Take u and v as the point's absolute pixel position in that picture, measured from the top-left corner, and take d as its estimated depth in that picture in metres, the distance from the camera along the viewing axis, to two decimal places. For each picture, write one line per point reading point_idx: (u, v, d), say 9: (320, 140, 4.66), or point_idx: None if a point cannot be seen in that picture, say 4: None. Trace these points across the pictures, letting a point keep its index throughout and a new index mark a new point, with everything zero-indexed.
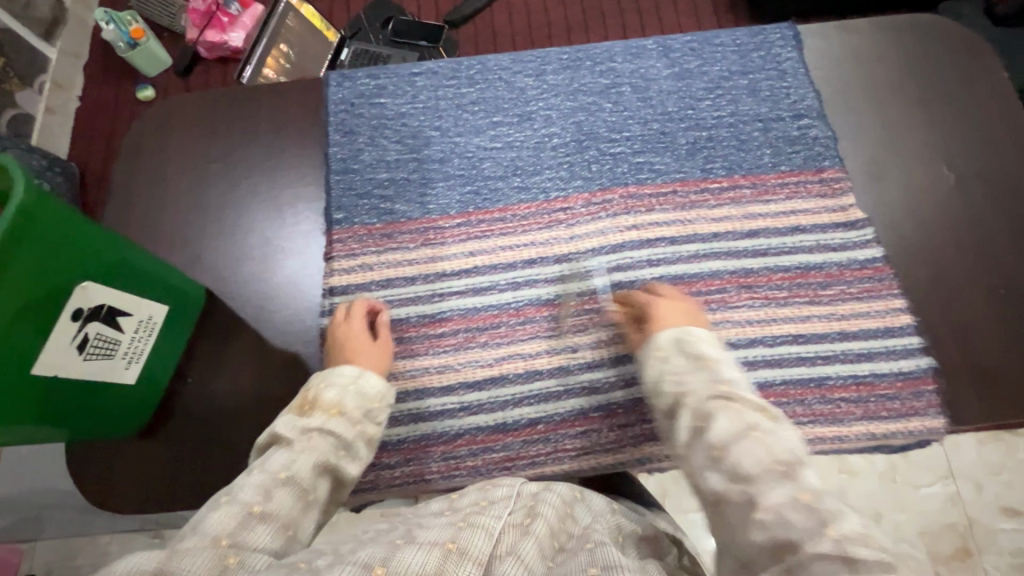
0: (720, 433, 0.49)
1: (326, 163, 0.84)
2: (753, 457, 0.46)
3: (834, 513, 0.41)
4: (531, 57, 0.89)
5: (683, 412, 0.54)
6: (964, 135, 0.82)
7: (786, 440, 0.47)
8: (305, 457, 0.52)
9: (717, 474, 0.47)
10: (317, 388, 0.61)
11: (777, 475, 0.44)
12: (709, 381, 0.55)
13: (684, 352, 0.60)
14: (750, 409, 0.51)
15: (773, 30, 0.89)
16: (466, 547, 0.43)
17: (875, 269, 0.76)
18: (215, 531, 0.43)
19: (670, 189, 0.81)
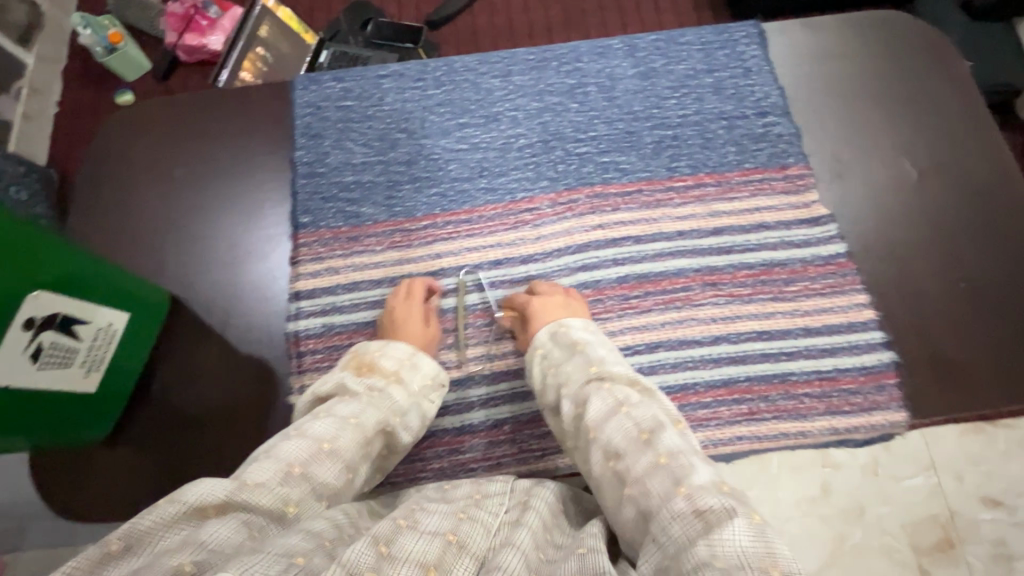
0: (594, 417, 0.55)
1: (292, 166, 0.84)
2: (618, 432, 0.52)
3: (685, 468, 0.47)
4: (497, 58, 0.89)
5: (567, 401, 0.59)
6: (924, 131, 0.83)
7: (647, 411, 0.53)
8: (372, 408, 0.59)
9: (596, 456, 0.53)
10: (374, 355, 0.67)
11: (640, 447, 0.50)
12: (581, 366, 0.61)
13: (560, 343, 0.64)
14: (620, 386, 0.57)
15: (738, 28, 0.90)
16: (465, 541, 0.48)
17: (838, 264, 0.77)
18: (288, 459, 0.50)
19: (636, 189, 0.81)
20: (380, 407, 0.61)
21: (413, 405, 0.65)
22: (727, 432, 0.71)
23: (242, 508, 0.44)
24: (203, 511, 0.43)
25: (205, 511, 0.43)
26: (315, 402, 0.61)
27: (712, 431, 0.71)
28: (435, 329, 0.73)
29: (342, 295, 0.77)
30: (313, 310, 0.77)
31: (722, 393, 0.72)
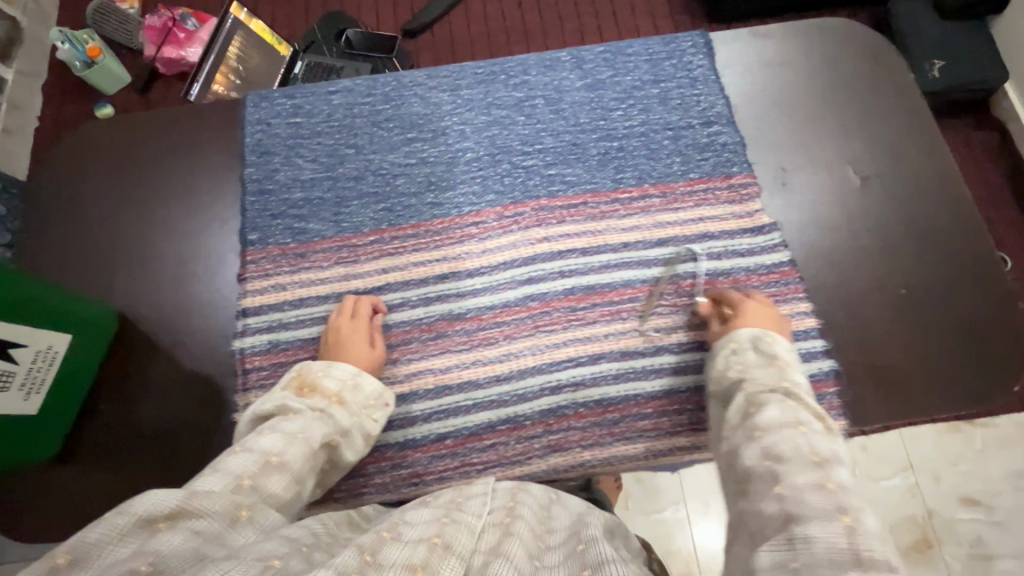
0: (768, 418, 0.53)
1: (242, 183, 0.84)
2: (790, 443, 0.49)
3: (856, 507, 0.43)
4: (446, 72, 0.90)
5: (739, 397, 0.58)
6: (869, 139, 0.83)
7: (832, 443, 0.49)
8: (318, 426, 0.58)
9: (752, 451, 0.50)
10: (317, 375, 0.65)
11: (809, 465, 0.47)
12: (774, 375, 0.59)
13: (758, 349, 0.63)
14: (805, 409, 0.54)
15: (685, 38, 0.90)
16: (450, 542, 0.48)
17: (781, 273, 0.77)
18: (236, 472, 0.49)
19: (582, 201, 0.82)
20: (324, 427, 0.60)
21: (355, 425, 0.64)
22: (668, 443, 0.70)
23: (194, 516, 0.42)
24: (153, 521, 0.40)
25: (155, 521, 0.40)
26: (257, 421, 0.60)
27: (654, 442, 0.70)
28: (380, 350, 0.72)
29: (288, 311, 0.78)
30: (258, 327, 0.77)
31: (664, 403, 0.72)
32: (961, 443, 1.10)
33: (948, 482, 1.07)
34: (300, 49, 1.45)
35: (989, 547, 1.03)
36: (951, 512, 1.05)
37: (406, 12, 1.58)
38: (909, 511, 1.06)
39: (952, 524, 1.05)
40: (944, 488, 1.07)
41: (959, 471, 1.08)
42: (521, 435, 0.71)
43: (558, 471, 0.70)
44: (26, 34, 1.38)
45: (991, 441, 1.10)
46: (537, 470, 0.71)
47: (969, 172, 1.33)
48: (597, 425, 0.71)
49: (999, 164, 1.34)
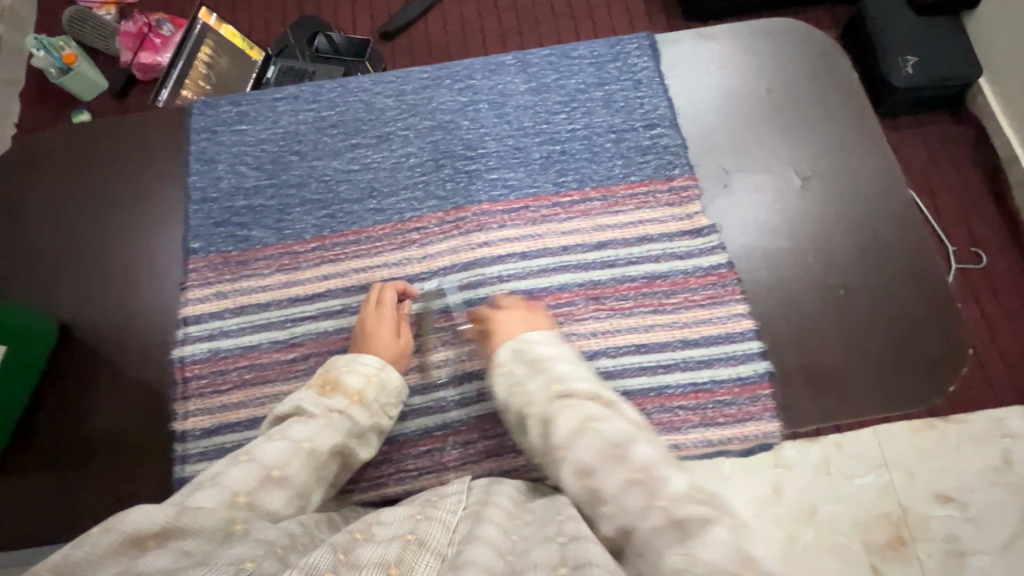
0: (561, 436, 0.53)
1: (187, 191, 0.85)
2: (586, 450, 0.50)
3: (661, 480, 0.46)
4: (391, 78, 0.90)
5: (532, 422, 0.57)
6: (811, 139, 0.83)
7: (617, 422, 0.52)
8: (327, 434, 0.59)
9: (569, 476, 0.50)
10: (340, 371, 0.66)
11: (614, 463, 0.48)
12: (544, 383, 0.59)
13: (522, 359, 0.63)
14: (585, 401, 0.55)
15: (631, 40, 0.90)
16: (424, 538, 0.46)
17: (718, 275, 0.77)
18: (237, 486, 0.50)
19: (523, 205, 0.82)
20: (338, 432, 0.60)
21: (374, 426, 0.65)
22: None
23: (183, 533, 0.44)
24: (142, 539, 0.42)
25: (143, 539, 0.42)
26: (277, 421, 0.62)
27: None
28: (405, 340, 0.72)
29: (228, 319, 0.78)
30: (201, 334, 0.77)
31: None
32: (935, 439, 1.04)
33: (922, 478, 1.02)
34: (273, 52, 1.40)
35: (962, 543, 0.98)
36: (925, 509, 1.00)
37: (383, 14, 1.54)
38: (883, 509, 1.01)
39: (927, 521, 1.00)
40: (918, 483, 1.02)
41: (935, 467, 1.02)
42: (457, 441, 0.72)
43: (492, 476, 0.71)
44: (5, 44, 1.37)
45: (967, 437, 1.05)
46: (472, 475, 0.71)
47: (945, 167, 1.30)
48: None
49: (979, 157, 1.29)
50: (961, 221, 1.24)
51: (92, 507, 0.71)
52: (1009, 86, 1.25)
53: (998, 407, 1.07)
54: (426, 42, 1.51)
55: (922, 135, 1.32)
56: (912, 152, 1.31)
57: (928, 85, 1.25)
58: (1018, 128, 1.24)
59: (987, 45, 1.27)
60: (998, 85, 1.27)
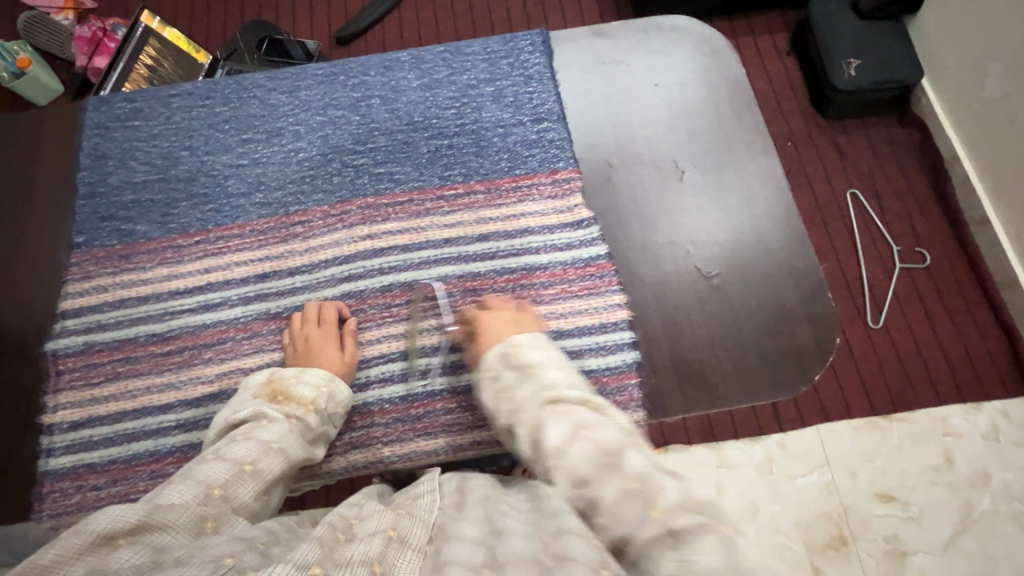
0: (555, 443, 0.49)
1: (76, 187, 0.85)
2: (583, 458, 0.47)
3: (657, 490, 0.44)
4: (286, 74, 0.90)
5: (520, 428, 0.54)
6: (700, 136, 0.84)
7: (608, 431, 0.49)
8: (292, 438, 0.59)
9: (561, 484, 0.47)
10: (289, 382, 0.66)
11: (606, 470, 0.46)
12: (535, 388, 0.56)
13: (509, 365, 0.61)
14: (573, 407, 0.53)
15: (524, 37, 0.91)
16: (405, 535, 0.46)
17: (598, 266, 0.78)
18: (209, 480, 0.49)
19: (407, 198, 0.82)
20: (299, 437, 0.61)
21: (324, 434, 0.65)
22: (467, 437, 0.71)
23: (157, 529, 0.43)
24: (114, 537, 0.41)
25: (115, 538, 0.41)
26: (228, 427, 0.61)
27: (454, 436, 0.71)
28: (352, 355, 0.73)
29: (107, 312, 0.77)
30: (78, 327, 0.77)
31: (466, 398, 0.72)
32: (876, 438, 1.10)
33: (864, 478, 1.06)
34: (221, 56, 1.35)
35: (903, 543, 1.02)
36: (866, 508, 1.04)
37: (340, 20, 1.51)
38: (824, 508, 1.05)
39: (868, 520, 1.04)
40: (860, 484, 1.06)
41: (876, 467, 1.07)
42: None
43: (358, 468, 0.70)
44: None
45: (907, 436, 1.09)
46: (339, 470, 0.70)
47: (889, 168, 1.30)
48: (400, 420, 0.72)
49: (922, 158, 1.30)
50: (904, 222, 1.25)
51: None
52: (951, 87, 1.26)
53: (938, 406, 1.12)
54: (380, 46, 1.49)
55: (867, 137, 1.32)
56: (859, 153, 1.31)
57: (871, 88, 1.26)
58: (959, 129, 1.25)
59: (931, 51, 1.29)
60: (938, 86, 1.29)
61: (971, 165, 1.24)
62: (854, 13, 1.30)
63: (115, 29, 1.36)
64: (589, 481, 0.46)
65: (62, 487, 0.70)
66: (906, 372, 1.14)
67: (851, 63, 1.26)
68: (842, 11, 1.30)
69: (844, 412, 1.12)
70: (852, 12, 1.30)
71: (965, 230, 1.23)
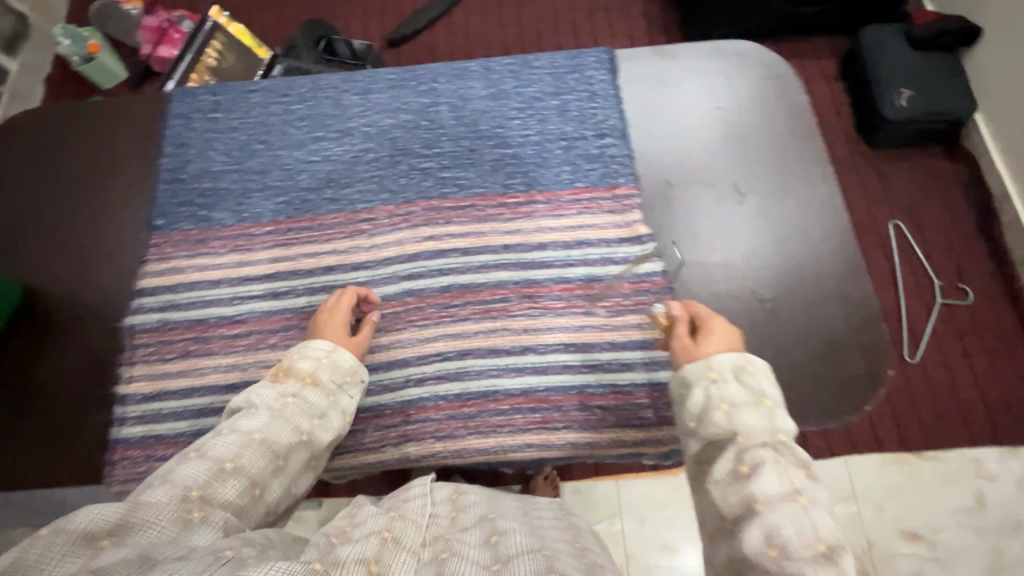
0: (767, 490, 0.50)
1: (156, 172, 0.90)
2: (793, 527, 0.48)
3: None
4: (361, 77, 0.94)
5: (730, 452, 0.54)
6: (762, 162, 0.85)
7: (825, 517, 0.49)
8: (278, 424, 0.58)
9: (755, 533, 0.48)
10: (292, 359, 0.67)
11: (816, 560, 0.46)
12: (766, 425, 0.55)
13: (741, 381, 0.59)
14: (794, 466, 0.52)
15: (591, 54, 0.94)
16: (399, 536, 0.50)
17: (653, 282, 0.79)
18: (187, 482, 0.48)
19: (470, 204, 0.85)
20: (288, 423, 0.59)
21: (333, 405, 0.65)
22: (518, 439, 0.73)
23: (136, 528, 0.43)
24: (95, 538, 0.40)
25: (98, 537, 0.41)
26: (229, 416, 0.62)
27: (505, 437, 0.73)
28: (361, 334, 0.74)
29: (181, 293, 0.82)
30: (154, 305, 0.81)
31: (519, 401, 0.74)
32: (905, 474, 1.08)
33: (889, 514, 1.06)
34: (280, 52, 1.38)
35: None
36: (889, 545, 1.04)
37: (391, 22, 1.56)
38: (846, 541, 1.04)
39: (891, 557, 1.03)
40: (884, 519, 1.05)
41: (902, 503, 1.06)
42: (379, 423, 0.74)
43: (408, 461, 0.73)
44: (36, 32, 1.43)
45: (938, 475, 1.08)
46: (392, 459, 0.74)
47: (934, 203, 1.28)
48: (454, 417, 0.74)
49: (971, 195, 1.29)
50: (947, 259, 1.24)
51: (38, 464, 0.75)
52: (1004, 121, 1.24)
53: (973, 448, 1.10)
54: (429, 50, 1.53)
55: (915, 169, 1.31)
56: (906, 185, 1.30)
57: (922, 118, 1.26)
58: (1012, 166, 1.23)
59: (983, 83, 1.27)
60: (991, 120, 1.27)
61: (1022, 203, 1.22)
62: (908, 42, 1.29)
63: (179, 21, 1.43)
64: (792, 557, 0.46)
65: (132, 454, 0.75)
66: (941, 409, 1.13)
67: (903, 91, 1.25)
68: (897, 40, 1.30)
69: (873, 445, 1.11)
70: (907, 40, 1.30)
71: (1012, 271, 1.21)
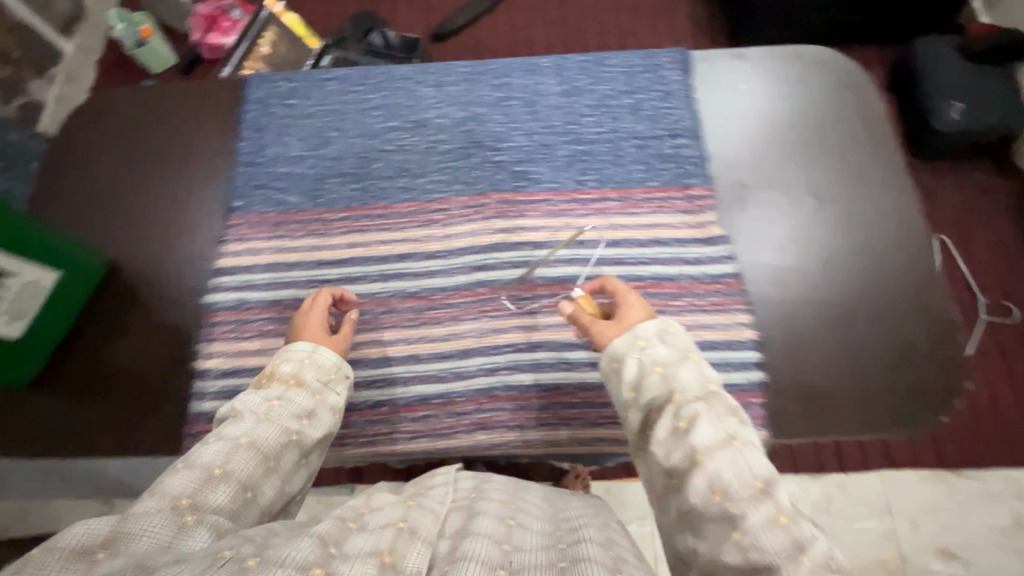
0: (704, 441, 0.54)
1: (235, 155, 0.92)
2: (732, 471, 0.51)
3: (807, 537, 0.47)
4: (434, 69, 0.95)
5: (669, 412, 0.58)
6: (836, 168, 0.85)
7: (760, 458, 0.53)
8: (266, 426, 0.58)
9: (699, 482, 0.52)
10: (276, 363, 0.67)
11: (757, 497, 0.50)
12: (699, 384, 0.59)
13: (666, 344, 0.63)
14: (724, 415, 0.56)
15: (664, 54, 0.94)
16: (415, 526, 0.48)
17: (726, 283, 0.79)
18: (176, 491, 0.48)
19: (543, 198, 0.86)
20: (275, 423, 0.59)
21: (320, 404, 0.64)
22: (591, 432, 0.74)
23: (131, 536, 0.43)
24: (89, 551, 0.41)
25: (93, 551, 0.41)
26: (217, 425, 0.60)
27: (577, 430, 0.74)
28: (341, 333, 0.74)
29: (259, 274, 0.84)
30: (231, 285, 0.83)
31: (591, 396, 0.75)
32: (942, 492, 1.07)
33: (925, 531, 1.04)
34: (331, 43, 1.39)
35: None
36: (925, 563, 1.02)
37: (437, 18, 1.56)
38: (881, 555, 1.03)
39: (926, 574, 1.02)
40: (920, 536, 1.04)
41: (939, 522, 1.05)
42: (451, 411, 0.75)
43: (479, 449, 0.74)
44: (90, 16, 1.49)
45: (976, 494, 1.06)
46: (463, 446, 0.75)
47: (986, 219, 1.26)
48: (525, 408, 0.75)
49: None
50: (997, 276, 1.22)
51: (117, 432, 0.77)
52: None
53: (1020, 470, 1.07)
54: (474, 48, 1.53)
55: (969, 183, 1.29)
56: (957, 199, 1.28)
57: (973, 133, 1.22)
58: None
59: None
60: None
61: None
62: (963, 54, 1.25)
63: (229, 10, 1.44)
64: (734, 498, 0.50)
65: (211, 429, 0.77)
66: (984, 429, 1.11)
67: (954, 105, 1.22)
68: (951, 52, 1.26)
69: (909, 461, 1.09)
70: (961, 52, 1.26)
71: None
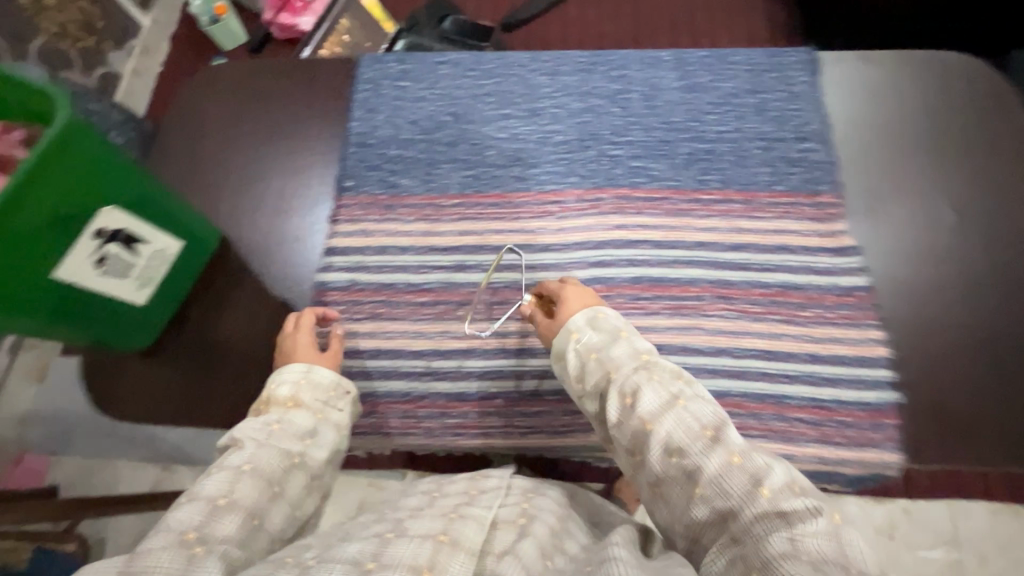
0: (648, 408, 0.50)
1: (346, 135, 0.91)
2: (677, 428, 0.48)
3: (763, 469, 0.45)
4: (549, 57, 0.93)
5: (610, 391, 0.53)
6: (976, 180, 0.80)
7: (701, 406, 0.49)
8: (265, 451, 0.53)
9: (653, 450, 0.48)
10: (270, 389, 0.62)
11: (709, 447, 0.47)
12: (629, 354, 0.55)
13: (597, 328, 0.58)
14: (666, 377, 0.52)
15: (791, 53, 0.90)
16: (457, 538, 0.46)
17: (859, 296, 0.76)
18: (179, 526, 0.45)
19: (662, 196, 0.83)
20: (276, 446, 0.54)
21: (323, 422, 0.60)
22: None
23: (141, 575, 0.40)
24: None
25: None
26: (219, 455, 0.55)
27: None
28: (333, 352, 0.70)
29: (370, 256, 0.83)
30: (343, 266, 0.83)
31: None
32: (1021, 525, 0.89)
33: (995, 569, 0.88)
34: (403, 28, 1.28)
35: None
36: None
37: None
38: None
39: None
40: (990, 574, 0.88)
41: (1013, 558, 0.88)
42: (566, 408, 0.75)
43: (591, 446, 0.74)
44: None
45: None
46: (577, 442, 0.75)
47: None
48: None
49: None
50: None
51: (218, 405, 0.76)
52: None
53: None
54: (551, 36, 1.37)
55: None
56: None
57: None
58: None
59: None
60: None
61: None
62: None
63: None
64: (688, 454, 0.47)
65: None
66: None
67: None
68: None
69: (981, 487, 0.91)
70: None
71: None
